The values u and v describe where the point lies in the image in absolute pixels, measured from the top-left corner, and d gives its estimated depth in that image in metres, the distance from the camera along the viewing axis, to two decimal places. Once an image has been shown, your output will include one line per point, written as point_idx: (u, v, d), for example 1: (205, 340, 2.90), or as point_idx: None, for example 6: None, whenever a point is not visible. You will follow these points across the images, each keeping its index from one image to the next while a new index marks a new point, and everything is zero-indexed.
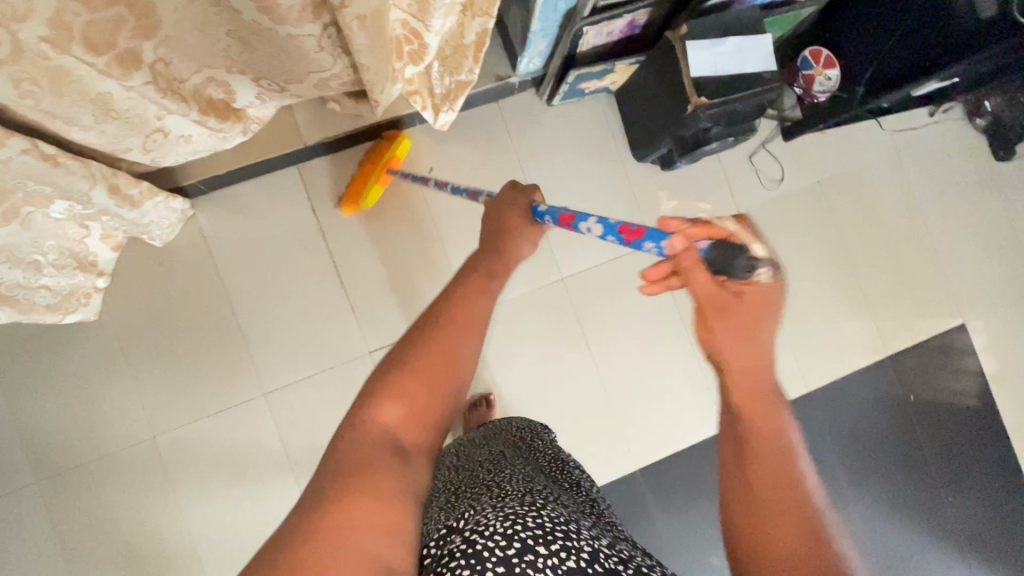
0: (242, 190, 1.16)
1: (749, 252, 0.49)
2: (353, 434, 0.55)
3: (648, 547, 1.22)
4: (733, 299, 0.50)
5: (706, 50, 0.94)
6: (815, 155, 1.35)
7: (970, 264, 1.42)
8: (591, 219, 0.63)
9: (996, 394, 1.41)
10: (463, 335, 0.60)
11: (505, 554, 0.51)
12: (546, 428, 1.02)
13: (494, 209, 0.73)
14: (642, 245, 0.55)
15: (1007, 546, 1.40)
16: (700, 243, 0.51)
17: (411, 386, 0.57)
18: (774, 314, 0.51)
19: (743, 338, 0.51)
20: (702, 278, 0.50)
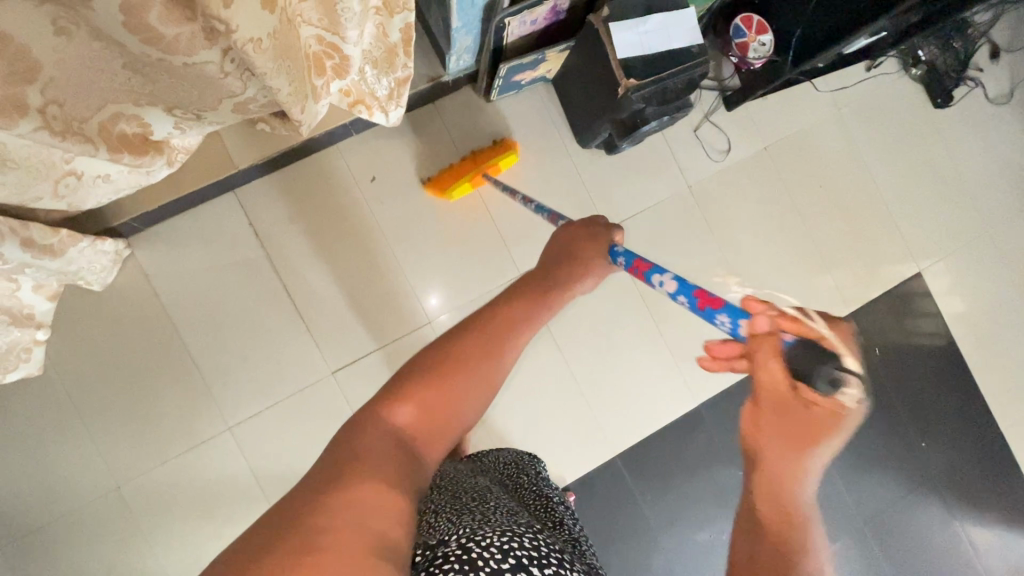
0: (178, 223, 1.13)
1: (832, 365, 0.48)
2: (357, 435, 0.51)
3: (634, 528, 1.23)
4: (802, 406, 0.46)
5: (631, 31, 0.92)
6: (759, 123, 1.35)
7: (921, 213, 1.44)
8: (666, 274, 0.65)
9: (958, 337, 1.44)
10: (481, 360, 0.57)
11: (497, 568, 0.49)
12: (534, 458, 1.02)
13: (562, 241, 0.75)
14: (717, 315, 0.57)
15: (983, 484, 1.43)
16: (785, 336, 0.51)
17: (426, 399, 0.54)
18: (833, 437, 0.46)
19: (794, 451, 0.46)
20: (771, 371, 0.49)
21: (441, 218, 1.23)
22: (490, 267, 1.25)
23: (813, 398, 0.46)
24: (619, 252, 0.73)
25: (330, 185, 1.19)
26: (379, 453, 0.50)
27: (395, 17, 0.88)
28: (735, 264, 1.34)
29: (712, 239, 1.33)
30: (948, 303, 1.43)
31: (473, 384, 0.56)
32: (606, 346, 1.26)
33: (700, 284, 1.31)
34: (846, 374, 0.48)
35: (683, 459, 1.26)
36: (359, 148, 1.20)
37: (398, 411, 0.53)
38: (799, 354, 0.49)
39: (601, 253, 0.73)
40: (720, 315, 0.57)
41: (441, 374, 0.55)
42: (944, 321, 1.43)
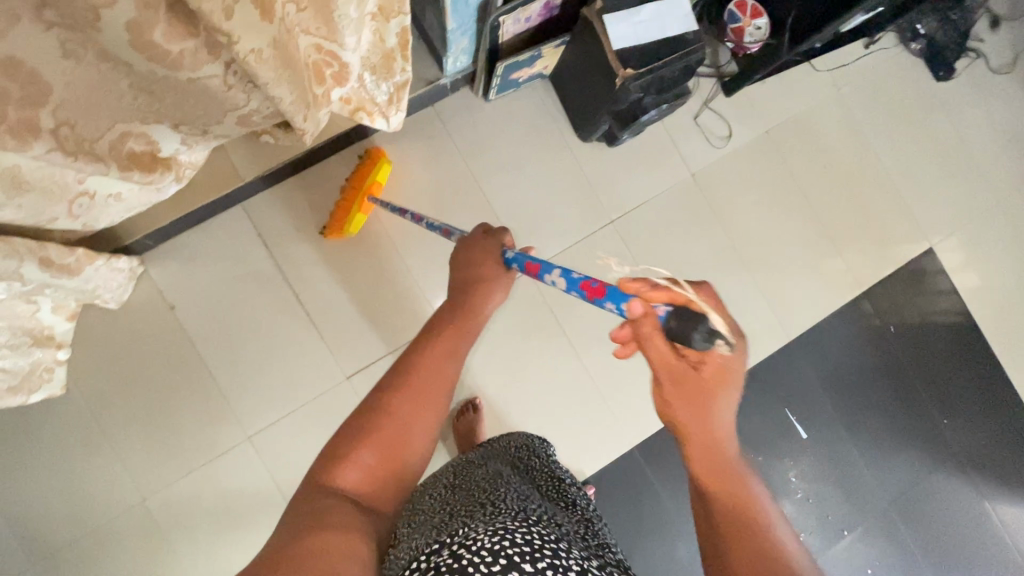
0: (190, 239, 1.15)
1: (705, 322, 0.50)
2: (307, 497, 0.55)
3: (655, 519, 1.23)
4: (690, 368, 0.53)
5: (625, 22, 0.93)
6: (759, 107, 1.35)
7: (929, 188, 1.42)
8: (554, 271, 0.66)
9: (974, 311, 1.42)
10: (417, 397, 0.62)
11: (489, 570, 0.50)
12: (543, 441, 1.01)
13: (463, 251, 0.78)
14: (603, 303, 0.57)
15: (1009, 459, 1.41)
16: (660, 309, 0.53)
17: (375, 444, 0.59)
18: (726, 386, 0.54)
19: (697, 409, 0.54)
20: (660, 346, 0.53)
21: (446, 220, 1.24)
22: None
23: (694, 355, 0.53)
24: (511, 259, 0.75)
25: (335, 193, 1.20)
26: (341, 505, 0.54)
27: (390, 22, 0.89)
28: (743, 249, 1.34)
29: (718, 226, 1.33)
30: (962, 278, 1.41)
31: (417, 418, 0.62)
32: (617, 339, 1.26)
33: (708, 272, 1.31)
34: (719, 325, 0.51)
35: None
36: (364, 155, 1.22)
37: (345, 472, 0.57)
38: (675, 321, 0.51)
39: (501, 266, 0.77)
40: (607, 302, 0.57)
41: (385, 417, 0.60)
42: (959, 296, 1.41)
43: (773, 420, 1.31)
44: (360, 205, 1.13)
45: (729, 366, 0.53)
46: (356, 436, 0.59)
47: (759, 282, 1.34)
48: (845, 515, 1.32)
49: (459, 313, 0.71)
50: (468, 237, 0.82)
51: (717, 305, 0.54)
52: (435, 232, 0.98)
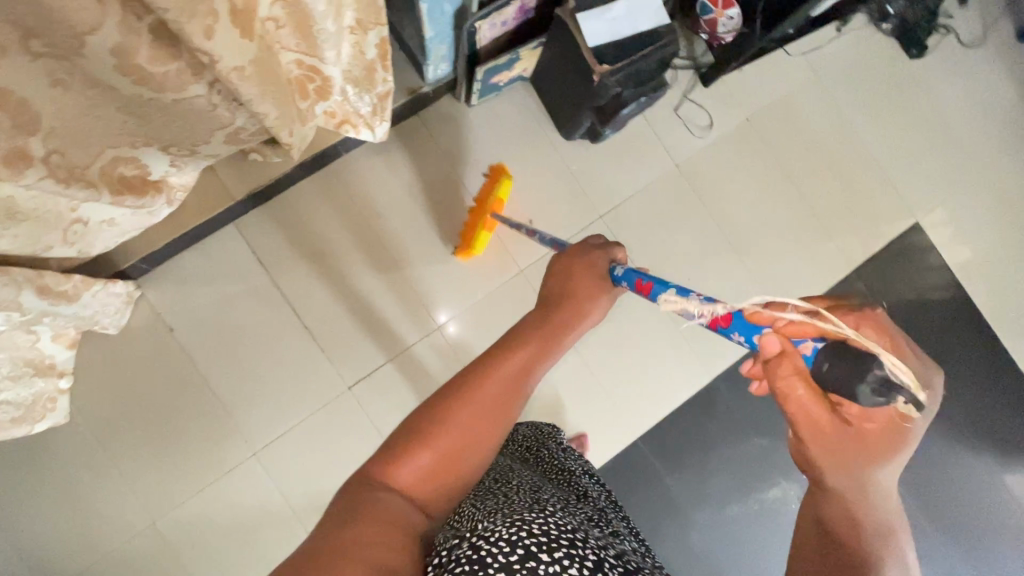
0: (186, 260, 1.16)
1: (877, 369, 0.45)
2: (364, 487, 0.56)
3: (664, 508, 1.24)
4: (846, 428, 0.50)
5: (598, 19, 0.95)
6: (738, 95, 1.37)
7: (912, 165, 1.44)
8: (670, 291, 0.67)
9: (965, 282, 1.43)
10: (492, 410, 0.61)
11: (507, 560, 0.51)
12: (552, 425, 1.03)
13: (569, 267, 0.76)
14: (731, 333, 0.57)
15: (1012, 427, 1.42)
16: (808, 343, 0.49)
17: (433, 450, 0.58)
18: (889, 449, 0.50)
19: (851, 465, 0.51)
20: (799, 388, 0.49)
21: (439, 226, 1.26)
22: (490, 266, 1.27)
23: (855, 412, 0.50)
24: (619, 276, 0.75)
25: (327, 207, 1.22)
26: (391, 500, 0.55)
27: (368, 34, 0.90)
28: (732, 236, 1.35)
29: (707, 214, 1.35)
30: (950, 250, 1.43)
31: (484, 430, 0.60)
32: (614, 333, 1.27)
33: (699, 260, 1.33)
34: (901, 373, 0.45)
35: (704, 434, 1.27)
36: (353, 167, 1.24)
37: (402, 469, 0.57)
38: (828, 360, 0.47)
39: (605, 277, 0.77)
40: (737, 336, 0.56)
41: (454, 420, 0.59)
42: (949, 268, 1.43)
43: None
44: (485, 221, 1.19)
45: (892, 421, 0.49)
46: (421, 435, 0.59)
47: (751, 266, 1.35)
48: None
49: (549, 316, 0.71)
50: (575, 245, 0.81)
51: (886, 340, 0.48)
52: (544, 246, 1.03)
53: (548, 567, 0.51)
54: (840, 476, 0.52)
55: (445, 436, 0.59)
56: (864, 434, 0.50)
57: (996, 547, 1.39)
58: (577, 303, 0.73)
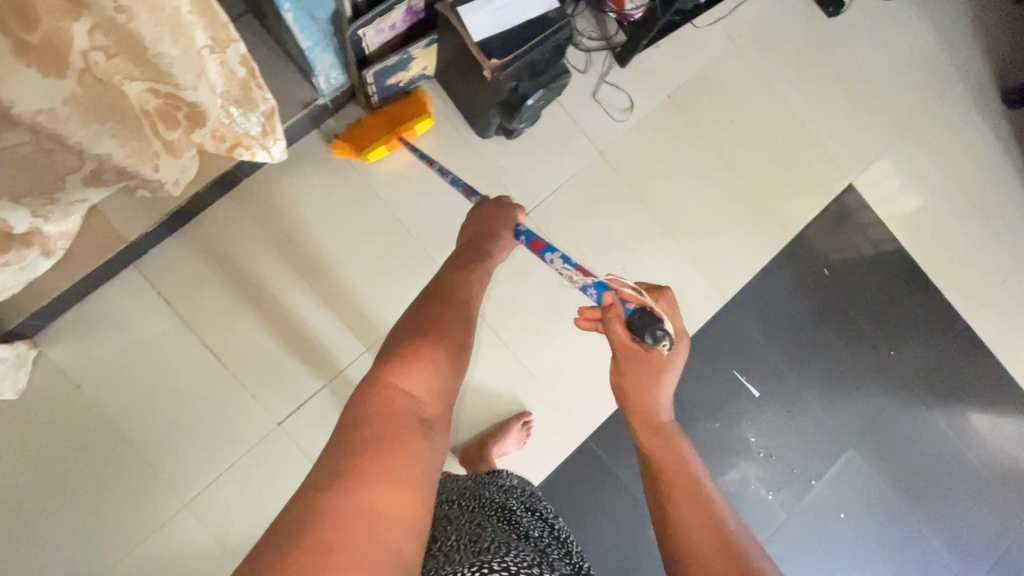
0: (85, 309, 1.09)
1: (659, 324, 0.61)
2: (372, 399, 0.54)
3: (621, 505, 1.21)
4: (639, 356, 0.65)
5: (482, 10, 0.89)
6: (656, 72, 1.32)
7: (840, 124, 1.42)
8: (556, 253, 0.80)
9: (904, 238, 1.42)
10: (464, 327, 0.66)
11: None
12: (504, 472, 1.04)
13: (488, 214, 0.88)
14: (587, 288, 0.71)
15: (965, 377, 1.41)
16: (628, 304, 0.65)
17: (427, 363, 0.59)
18: (670, 372, 0.65)
19: (644, 382, 0.66)
20: (620, 331, 0.64)
21: (358, 243, 1.20)
22: (417, 278, 1.22)
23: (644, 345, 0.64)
24: (521, 231, 0.88)
25: (235, 236, 1.15)
26: (407, 413, 0.54)
27: (225, 52, 0.81)
28: (665, 218, 1.31)
29: (636, 198, 1.30)
30: (886, 207, 1.41)
31: (461, 344, 0.64)
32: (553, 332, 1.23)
33: (633, 247, 1.29)
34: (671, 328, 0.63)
35: None
36: (258, 191, 1.17)
37: (408, 380, 0.56)
38: (636, 317, 0.62)
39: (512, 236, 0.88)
40: (589, 286, 0.71)
41: (437, 337, 0.62)
42: (887, 225, 1.41)
43: (724, 383, 1.30)
44: (391, 141, 1.15)
45: (674, 363, 0.64)
46: (412, 356, 0.59)
47: (687, 248, 1.32)
48: (812, 464, 1.31)
49: (468, 262, 0.79)
50: (482, 205, 0.92)
51: (672, 307, 0.65)
52: (458, 186, 1.09)
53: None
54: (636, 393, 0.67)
55: (436, 351, 0.61)
56: (649, 363, 0.64)
57: (962, 500, 1.38)
58: (494, 246, 0.84)
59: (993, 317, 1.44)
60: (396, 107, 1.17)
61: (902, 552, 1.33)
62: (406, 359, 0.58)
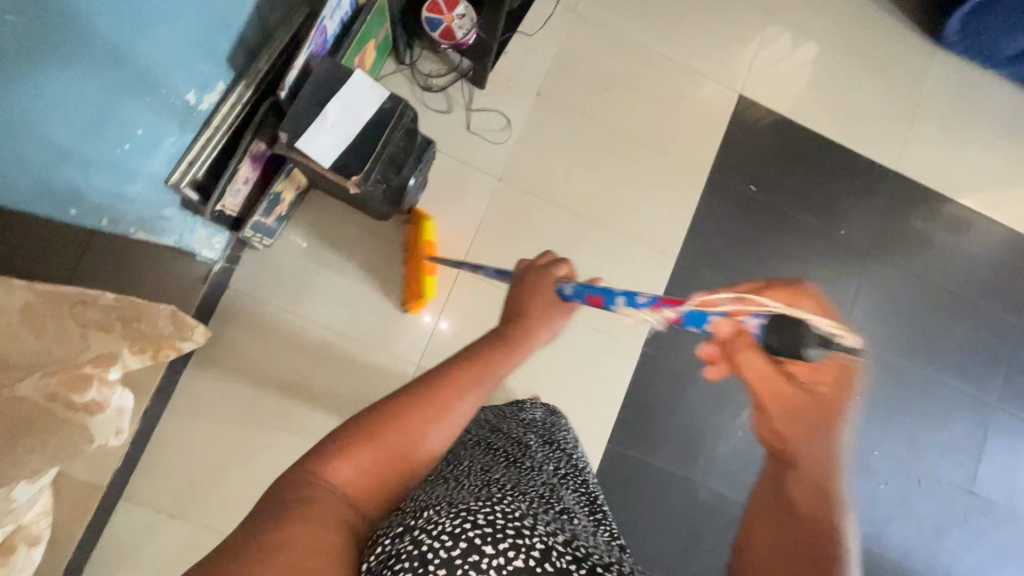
0: (96, 564, 1.07)
1: (811, 329, 0.48)
2: (303, 485, 0.47)
3: (663, 485, 1.26)
4: (804, 395, 0.50)
5: (319, 135, 0.86)
6: (516, 79, 1.30)
7: (708, 40, 1.39)
8: (620, 297, 0.68)
9: (811, 120, 1.42)
10: (447, 408, 0.53)
11: (449, 556, 0.43)
12: (537, 400, 1.08)
13: (528, 271, 0.71)
14: (683, 324, 0.57)
15: (919, 219, 1.44)
16: (753, 321, 0.51)
17: (382, 453, 0.50)
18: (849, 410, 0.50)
19: (815, 432, 0.50)
20: (758, 364, 0.50)
21: (316, 375, 1.19)
22: (387, 377, 1.21)
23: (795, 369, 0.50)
24: (572, 292, 0.69)
25: (204, 424, 1.14)
26: (332, 505, 0.47)
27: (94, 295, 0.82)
28: (586, 211, 1.31)
29: (553, 206, 1.30)
30: (782, 101, 1.41)
31: (433, 437, 0.52)
32: (513, 354, 1.25)
33: (570, 251, 1.29)
34: (833, 328, 0.47)
35: (660, 401, 1.28)
36: (203, 373, 1.15)
37: (341, 470, 0.49)
38: (777, 339, 0.48)
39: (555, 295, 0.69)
40: (686, 323, 0.56)
41: (416, 419, 0.52)
42: (792, 115, 1.41)
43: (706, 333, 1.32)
44: (422, 266, 1.17)
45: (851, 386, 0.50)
46: (361, 440, 0.50)
47: (619, 228, 1.32)
48: None
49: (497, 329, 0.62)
50: (528, 263, 0.73)
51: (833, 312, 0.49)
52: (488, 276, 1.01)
53: (492, 563, 0.43)
54: (805, 429, 0.50)
55: (393, 440, 0.51)
56: (828, 398, 0.49)
57: (958, 329, 1.44)
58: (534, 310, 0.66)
59: (921, 151, 1.46)
60: (410, 240, 1.21)
61: (925, 401, 1.40)
62: (355, 441, 0.50)
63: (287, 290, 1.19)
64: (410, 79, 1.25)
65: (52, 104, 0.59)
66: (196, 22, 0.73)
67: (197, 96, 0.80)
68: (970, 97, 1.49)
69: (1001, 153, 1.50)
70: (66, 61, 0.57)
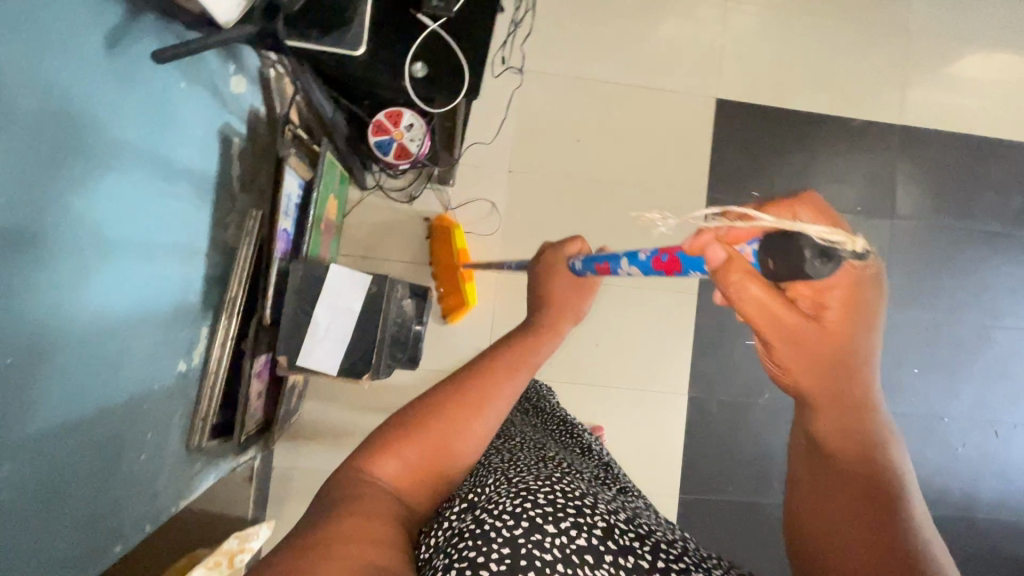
0: None
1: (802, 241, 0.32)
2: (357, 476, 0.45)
3: (743, 517, 1.26)
4: (810, 323, 0.35)
5: (318, 347, 0.83)
6: (485, 164, 1.23)
7: (669, 54, 1.28)
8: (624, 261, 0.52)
9: (798, 101, 1.32)
10: (480, 409, 0.50)
11: (513, 535, 0.41)
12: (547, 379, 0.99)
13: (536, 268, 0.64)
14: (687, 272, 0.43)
15: (934, 169, 1.35)
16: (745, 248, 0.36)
17: (428, 451, 0.47)
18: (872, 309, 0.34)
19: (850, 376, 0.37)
20: (753, 290, 0.34)
21: None
22: None
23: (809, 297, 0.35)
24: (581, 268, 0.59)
25: None
26: (381, 496, 0.44)
27: None
28: None
29: None
30: (763, 93, 1.31)
31: (474, 434, 0.49)
32: None
33: (589, 320, 1.25)
34: (827, 233, 0.32)
35: (719, 438, 1.26)
36: None
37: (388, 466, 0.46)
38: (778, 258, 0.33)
39: (571, 279, 0.61)
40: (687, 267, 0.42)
41: (450, 422, 0.48)
42: (777, 104, 1.31)
43: (751, 356, 1.27)
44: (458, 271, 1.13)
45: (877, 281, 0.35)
46: (407, 434, 0.47)
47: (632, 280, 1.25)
48: None
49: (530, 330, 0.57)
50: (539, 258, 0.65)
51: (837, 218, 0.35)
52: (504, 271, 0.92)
53: (556, 542, 0.42)
54: (851, 451, 0.37)
55: (436, 440, 0.48)
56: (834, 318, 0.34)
57: (1004, 267, 1.36)
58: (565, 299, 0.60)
59: (924, 101, 1.35)
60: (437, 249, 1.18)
61: (985, 354, 1.35)
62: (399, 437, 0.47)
63: (330, 447, 1.20)
64: (378, 203, 1.20)
65: (66, 231, 0.52)
66: (160, 306, 0.69)
67: (188, 361, 0.77)
68: (962, 24, 1.36)
69: (1011, 76, 1.38)
70: (61, 227, 0.51)
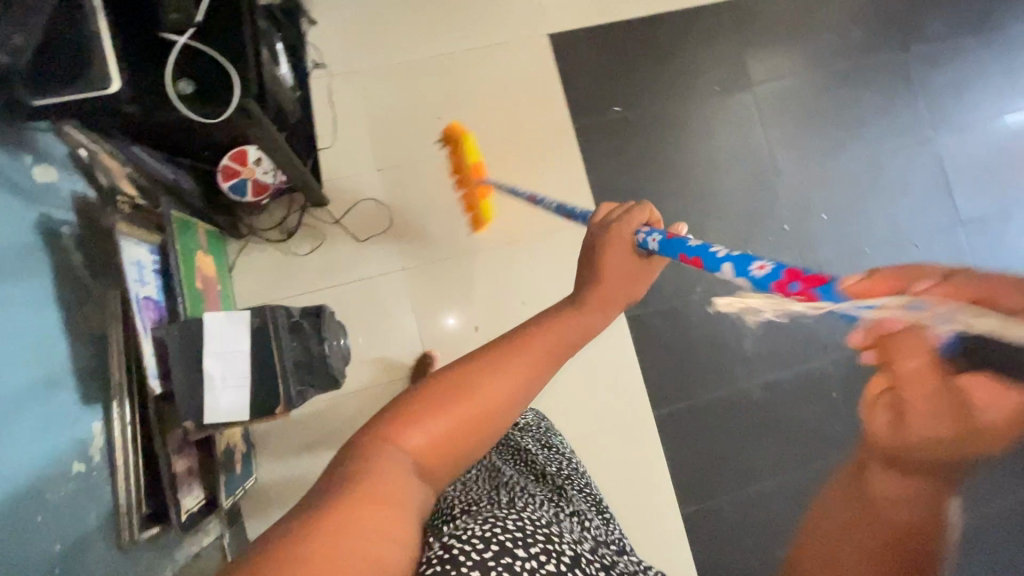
0: None
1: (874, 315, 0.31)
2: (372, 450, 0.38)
3: (720, 408, 1.28)
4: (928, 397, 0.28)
5: (221, 399, 0.80)
6: (351, 170, 1.22)
7: (485, 7, 1.30)
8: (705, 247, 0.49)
9: (624, 8, 1.35)
10: (514, 366, 0.42)
11: (482, 558, 0.37)
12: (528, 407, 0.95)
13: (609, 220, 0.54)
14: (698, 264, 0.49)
15: (770, 28, 1.40)
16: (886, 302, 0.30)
17: (465, 417, 0.40)
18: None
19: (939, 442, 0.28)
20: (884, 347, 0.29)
21: None
22: None
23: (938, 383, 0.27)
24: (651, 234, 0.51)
25: None
26: (400, 470, 0.37)
27: None
28: (496, 234, 1.25)
29: (466, 256, 1.23)
30: (588, 12, 1.33)
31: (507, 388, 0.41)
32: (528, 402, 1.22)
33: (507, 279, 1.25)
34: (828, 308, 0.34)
35: (671, 344, 1.28)
36: None
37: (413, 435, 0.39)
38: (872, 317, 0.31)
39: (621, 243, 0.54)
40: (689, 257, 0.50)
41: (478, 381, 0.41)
42: (605, 19, 1.34)
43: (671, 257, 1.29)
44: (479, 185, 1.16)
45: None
46: (438, 394, 0.40)
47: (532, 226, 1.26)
48: (775, 215, 1.35)
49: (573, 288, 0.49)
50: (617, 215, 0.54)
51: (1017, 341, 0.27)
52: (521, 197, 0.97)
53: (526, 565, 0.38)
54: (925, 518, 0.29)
55: (473, 408, 0.40)
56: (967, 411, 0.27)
57: (867, 94, 1.42)
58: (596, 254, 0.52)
59: None
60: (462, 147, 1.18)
61: (880, 179, 1.40)
62: (430, 404, 0.40)
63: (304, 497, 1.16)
64: (260, 246, 1.18)
65: None
66: (22, 411, 0.66)
67: (85, 459, 0.74)
68: None
69: None
70: None
